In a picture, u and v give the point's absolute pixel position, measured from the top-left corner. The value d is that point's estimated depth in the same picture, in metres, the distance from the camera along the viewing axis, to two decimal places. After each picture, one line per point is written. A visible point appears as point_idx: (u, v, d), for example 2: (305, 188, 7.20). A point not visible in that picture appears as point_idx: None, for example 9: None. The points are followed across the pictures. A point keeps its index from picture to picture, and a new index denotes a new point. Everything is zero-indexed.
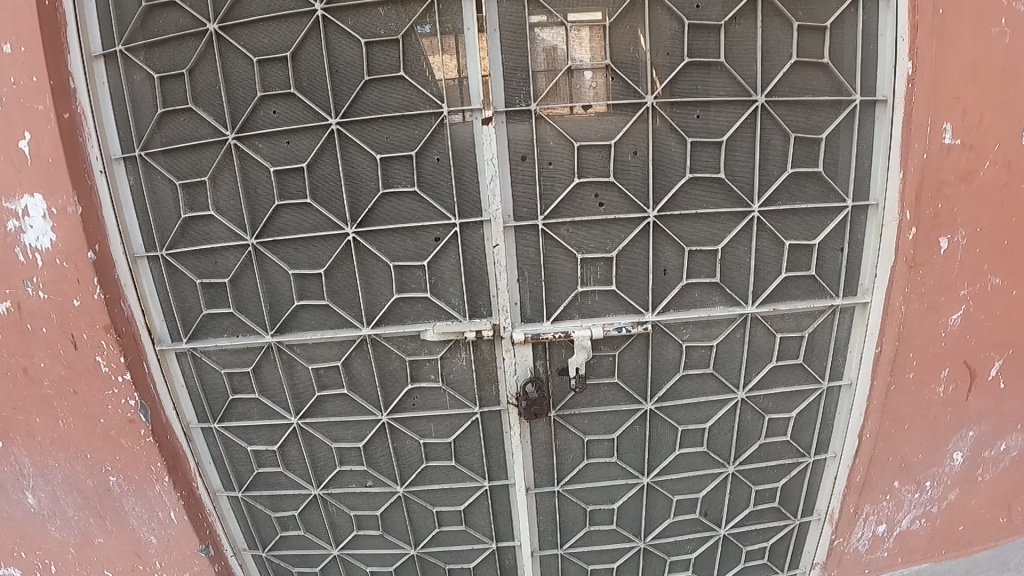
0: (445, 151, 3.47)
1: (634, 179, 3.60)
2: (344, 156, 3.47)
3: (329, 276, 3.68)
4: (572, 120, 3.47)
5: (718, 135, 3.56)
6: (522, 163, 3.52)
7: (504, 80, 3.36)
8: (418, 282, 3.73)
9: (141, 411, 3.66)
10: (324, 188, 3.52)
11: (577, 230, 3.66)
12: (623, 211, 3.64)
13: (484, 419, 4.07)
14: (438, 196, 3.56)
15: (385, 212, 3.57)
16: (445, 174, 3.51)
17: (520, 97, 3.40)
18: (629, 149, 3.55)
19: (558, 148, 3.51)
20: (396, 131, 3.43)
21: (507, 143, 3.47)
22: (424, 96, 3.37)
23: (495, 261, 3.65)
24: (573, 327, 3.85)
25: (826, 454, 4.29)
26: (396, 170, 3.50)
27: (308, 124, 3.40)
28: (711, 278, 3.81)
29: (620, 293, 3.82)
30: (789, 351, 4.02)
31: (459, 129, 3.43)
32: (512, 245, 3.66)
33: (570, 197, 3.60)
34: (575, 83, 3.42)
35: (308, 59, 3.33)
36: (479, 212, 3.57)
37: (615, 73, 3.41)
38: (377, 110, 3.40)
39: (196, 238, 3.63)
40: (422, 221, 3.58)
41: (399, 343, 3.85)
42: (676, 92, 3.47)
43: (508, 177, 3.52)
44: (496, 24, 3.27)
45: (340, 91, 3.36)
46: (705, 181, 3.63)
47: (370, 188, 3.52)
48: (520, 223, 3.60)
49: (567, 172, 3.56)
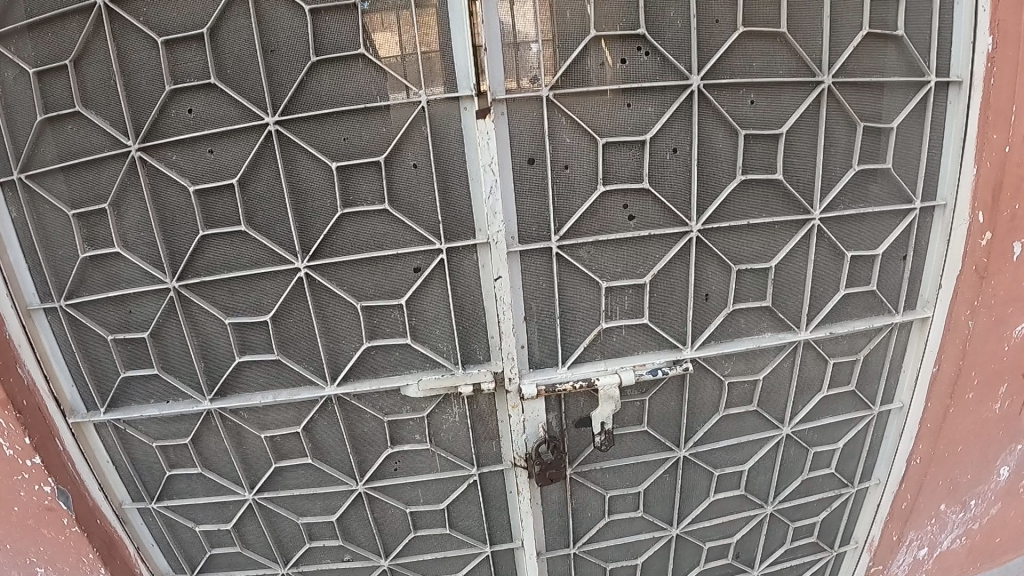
0: (423, 156, 2.78)
1: (672, 185, 2.87)
2: (286, 162, 2.81)
3: (277, 323, 3.34)
4: (591, 109, 2.72)
5: (775, 125, 2.86)
6: (529, 168, 2.77)
7: (504, 56, 2.60)
8: (395, 326, 3.26)
9: (60, 497, 3.55)
10: (260, 210, 2.94)
11: (601, 252, 2.93)
12: (659, 224, 2.92)
13: (482, 478, 3.90)
14: (416, 217, 2.88)
15: (346, 237, 2.94)
16: (424, 188, 2.83)
17: (523, 79, 2.64)
18: (667, 146, 2.82)
19: (576, 149, 2.77)
20: (358, 132, 2.74)
21: (509, 143, 2.70)
22: (390, 82, 2.68)
23: (498, 295, 2.91)
24: (595, 372, 3.15)
25: (869, 481, 4.20)
26: (361, 183, 2.82)
27: (239, 125, 2.79)
28: (761, 301, 3.21)
29: (653, 327, 3.14)
30: (842, 378, 3.81)
31: (444, 124, 2.72)
32: (517, 275, 2.92)
33: (591, 212, 2.86)
34: (599, 58, 2.67)
35: (243, 37, 2.67)
36: (472, 234, 2.89)
37: (650, 47, 2.69)
38: (331, 104, 2.70)
39: (101, 281, 3.35)
40: (398, 248, 2.94)
41: (375, 403, 3.65)
42: (727, 73, 2.76)
43: (512, 187, 2.77)
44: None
45: (277, 77, 2.68)
46: (759, 186, 2.94)
47: (326, 208, 2.88)
48: (527, 247, 2.85)
49: (588, 178, 2.82)
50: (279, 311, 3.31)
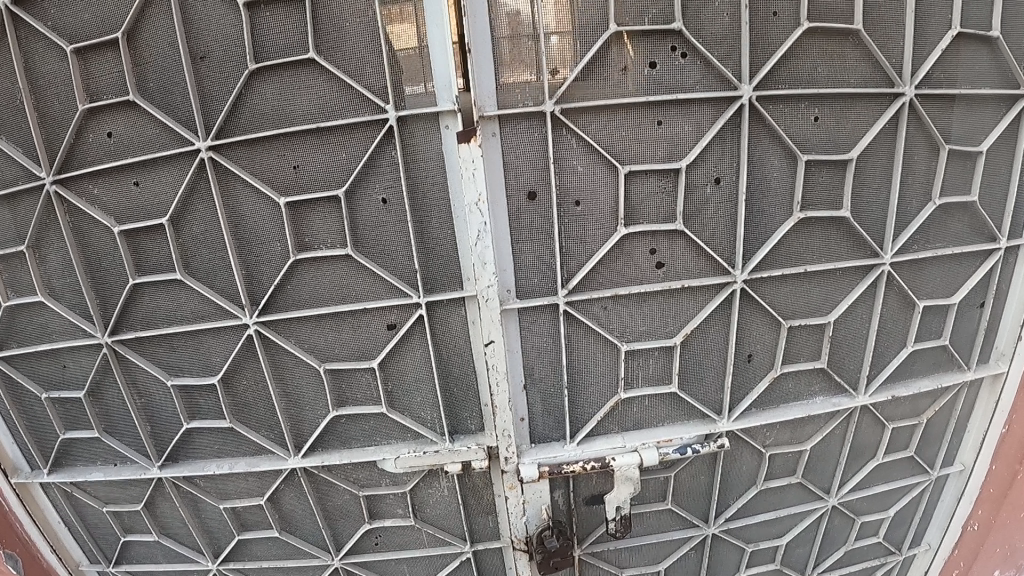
0: (394, 190, 2.22)
1: (711, 225, 2.29)
2: (226, 196, 2.26)
3: (228, 386, 2.79)
4: (609, 128, 2.14)
5: (844, 148, 2.29)
6: (530, 205, 2.19)
7: (495, 57, 2.01)
8: (369, 392, 2.70)
9: (10, 561, 3.19)
10: (200, 255, 2.40)
11: (618, 308, 2.38)
12: (696, 274, 2.35)
13: (477, 555, 3.31)
14: (389, 263, 2.32)
15: (302, 287, 2.39)
16: (396, 228, 2.27)
17: (522, 90, 2.06)
18: (707, 176, 2.25)
19: (590, 180, 2.20)
20: (313, 159, 2.17)
21: (502, 174, 2.13)
22: (351, 95, 2.10)
23: (490, 363, 2.33)
24: (610, 450, 2.57)
25: (920, 548, 3.54)
26: (319, 222, 2.27)
27: (167, 153, 2.22)
28: (816, 362, 2.60)
29: (684, 397, 2.56)
30: (899, 443, 3.21)
31: (419, 147, 2.15)
32: (514, 337, 2.37)
33: (607, 259, 2.30)
34: (621, 61, 2.08)
35: (167, 41, 2.11)
36: (459, 286, 2.32)
37: (687, 46, 2.10)
38: (278, 124, 2.12)
39: (32, 331, 2.96)
40: (370, 302, 2.38)
41: (349, 475, 3.10)
42: (785, 82, 2.17)
43: (507, 228, 2.19)
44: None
45: (210, 91, 2.12)
46: (818, 226, 2.37)
47: (276, 252, 2.33)
48: (527, 303, 2.29)
49: (605, 216, 2.24)
50: (230, 373, 2.75)
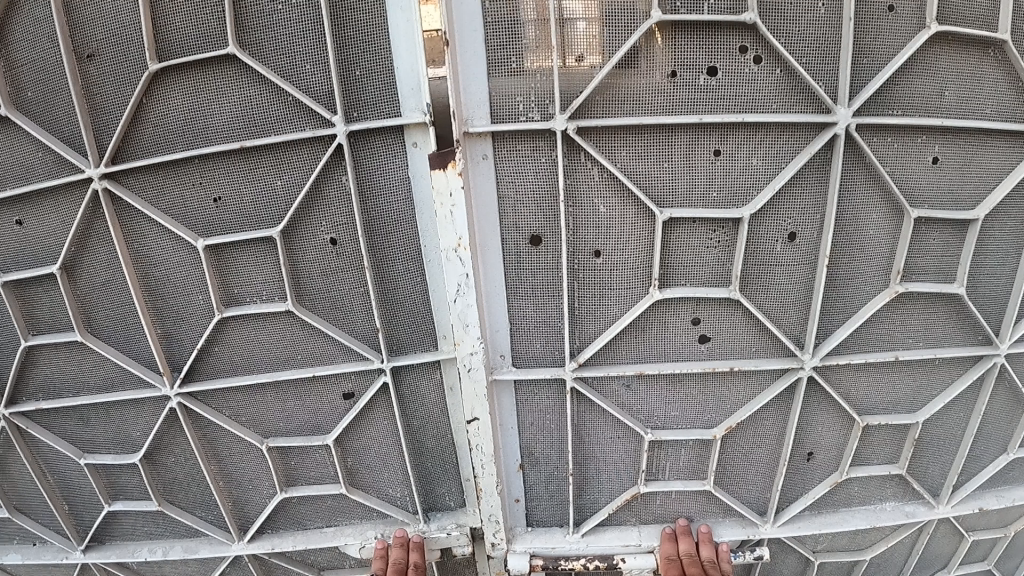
0: (343, 229, 2.02)
1: (772, 293, 2.05)
2: (132, 238, 2.04)
3: (154, 460, 2.42)
4: (639, 154, 1.88)
5: (966, 204, 2.02)
6: (534, 250, 2.00)
7: (491, 60, 1.76)
8: (323, 468, 2.47)
9: None
10: (102, 312, 2.17)
11: (641, 385, 2.22)
12: (749, 346, 2.16)
13: None
14: (341, 320, 2.18)
15: (231, 345, 2.22)
16: (349, 274, 2.09)
17: (524, 100, 1.80)
18: (779, 231, 1.97)
19: (615, 224, 1.97)
20: (236, 191, 1.96)
21: (495, 212, 1.94)
22: (284, 106, 1.87)
23: (476, 443, 2.16)
24: (620, 546, 2.46)
25: None
26: (247, 270, 2.09)
27: (56, 181, 1.94)
28: (891, 466, 2.42)
29: (717, 495, 2.42)
30: (977, 554, 2.90)
31: (374, 182, 1.95)
32: (507, 411, 2.25)
33: (635, 328, 2.13)
34: (666, 65, 1.79)
35: (47, 35, 1.84)
36: (432, 346, 2.21)
37: (763, 47, 1.78)
38: (192, 141, 1.90)
39: None
40: (317, 369, 2.24)
41: (306, 557, 2.70)
42: (898, 106, 1.85)
43: (502, 284, 2.02)
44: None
45: (106, 102, 1.88)
46: (921, 300, 2.11)
47: (198, 307, 2.15)
48: (523, 372, 2.16)
49: (635, 276, 2.05)
50: (154, 449, 2.39)
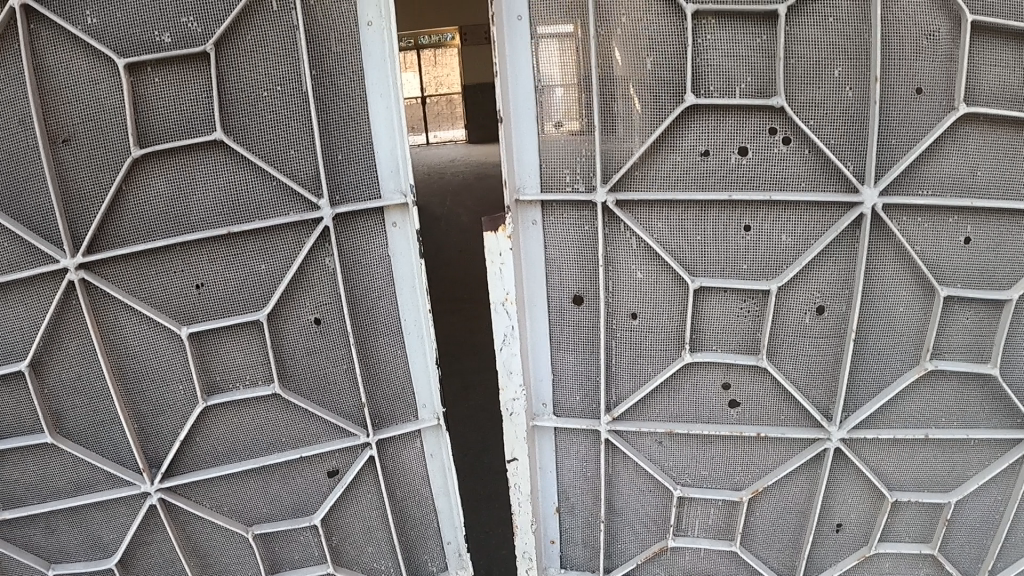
0: (327, 308, 2.11)
1: (799, 362, 2.12)
2: (107, 329, 2.04)
3: (128, 561, 2.30)
4: (676, 227, 2.03)
5: (1004, 284, 2.04)
6: (576, 308, 2.17)
7: (541, 142, 2.01)
8: (309, 551, 2.40)
9: None
10: (72, 412, 2.12)
11: (673, 444, 2.27)
12: (778, 415, 2.19)
13: None
14: (327, 400, 2.21)
15: (212, 434, 2.20)
16: (335, 352, 2.16)
17: (570, 173, 2.03)
18: (806, 304, 2.06)
19: (649, 288, 2.10)
20: (217, 277, 2.03)
21: (542, 273, 2.13)
22: (267, 191, 1.98)
23: (515, 481, 2.33)
24: None
25: None
26: (229, 355, 2.11)
27: (31, 274, 1.94)
28: (923, 545, 2.34)
29: (747, 555, 2.37)
30: None
31: (355, 257, 2.07)
32: (548, 455, 2.36)
33: (666, 387, 2.21)
34: (700, 145, 1.95)
35: (16, 118, 1.86)
36: (414, 416, 2.27)
37: (791, 130, 1.92)
38: (175, 226, 1.97)
39: None
40: (302, 450, 2.24)
41: None
42: (929, 187, 1.94)
43: (547, 336, 2.22)
44: (523, 10, 1.90)
45: (88, 193, 1.92)
46: (953, 378, 2.13)
47: (179, 395, 2.14)
48: (564, 421, 2.30)
49: (667, 337, 2.15)
50: (131, 547, 2.29)
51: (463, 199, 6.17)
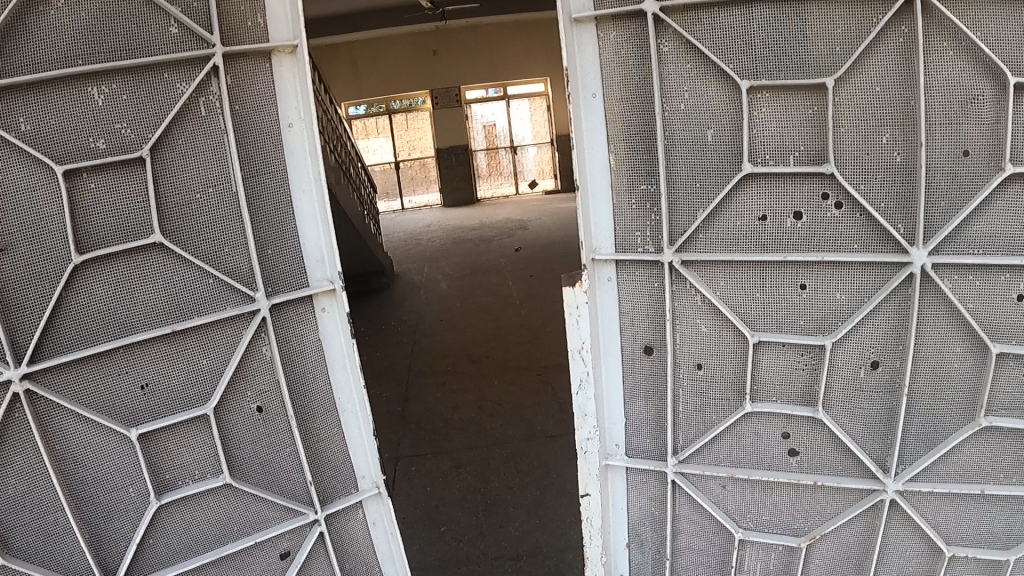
0: (269, 395, 2.14)
1: (857, 415, 2.17)
2: (48, 438, 1.91)
3: None
4: (740, 286, 2.14)
5: None
6: (646, 357, 2.30)
7: (613, 206, 2.19)
8: None
9: None
10: (17, 532, 1.93)
11: (739, 488, 2.33)
12: (840, 465, 2.22)
13: None
14: (277, 484, 2.20)
15: (165, 533, 2.11)
16: (279, 437, 2.18)
17: (642, 234, 2.18)
18: (862, 359, 2.12)
19: (714, 342, 2.22)
20: (163, 374, 2.01)
21: (615, 323, 2.29)
22: (207, 285, 2.01)
23: (586, 516, 2.41)
24: None
25: None
26: (180, 450, 2.07)
27: None
28: None
29: None
30: None
31: (292, 341, 2.14)
32: (619, 494, 2.45)
33: (730, 435, 2.29)
34: (756, 210, 2.06)
35: None
36: (357, 488, 2.32)
37: (843, 195, 2.00)
38: (119, 332, 1.94)
39: None
40: (257, 535, 2.20)
41: None
42: (980, 245, 1.95)
43: (620, 382, 2.36)
44: (596, 88, 2.11)
45: (24, 300, 1.83)
46: (1011, 435, 2.09)
47: (128, 498, 2.04)
48: (633, 461, 2.41)
49: (731, 387, 2.25)
50: None
51: (441, 268, 6.89)
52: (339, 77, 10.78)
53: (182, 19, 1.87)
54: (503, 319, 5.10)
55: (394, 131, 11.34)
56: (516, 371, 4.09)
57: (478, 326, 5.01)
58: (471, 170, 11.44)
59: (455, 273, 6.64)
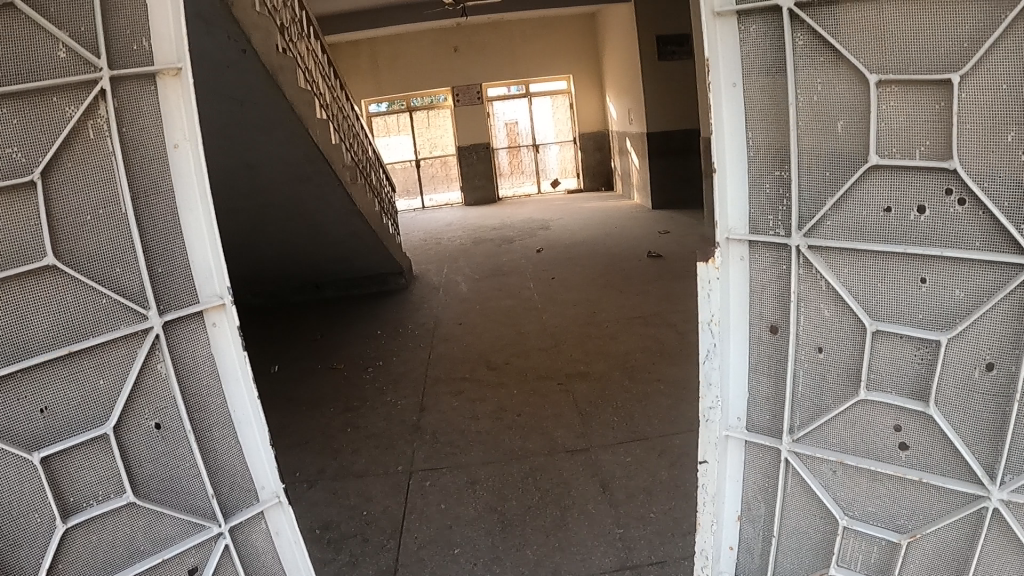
0: (168, 411, 2.08)
1: (969, 418, 1.89)
2: None
3: None
4: (865, 275, 2.01)
5: None
6: (772, 336, 2.26)
7: (751, 190, 2.18)
8: None
9: None
10: None
11: (851, 476, 2.16)
12: (948, 467, 1.96)
13: None
14: (178, 500, 2.12)
15: (71, 561, 1.95)
16: (178, 453, 2.11)
17: (774, 218, 2.15)
18: (975, 357, 1.86)
19: (836, 327, 2.11)
20: (63, 395, 1.89)
21: (746, 300, 2.28)
22: (103, 304, 1.92)
23: (702, 481, 2.43)
24: None
25: None
26: (83, 472, 1.93)
27: None
28: None
29: None
30: None
31: (184, 357, 2.10)
32: (739, 465, 2.41)
33: (844, 421, 2.15)
34: (885, 201, 1.92)
35: None
36: (256, 496, 2.28)
37: (969, 193, 1.77)
38: (13, 356, 1.81)
39: None
40: (164, 553, 2.09)
41: None
42: None
43: (747, 358, 2.33)
44: (738, 78, 2.11)
45: None
46: None
47: (29, 529, 1.87)
48: (753, 436, 2.35)
49: (848, 374, 2.11)
50: None
51: (461, 269, 6.85)
52: (361, 75, 10.84)
53: (72, 44, 1.78)
54: (522, 324, 5.04)
55: (415, 128, 11.43)
56: (539, 380, 4.04)
57: (496, 331, 4.96)
58: (492, 168, 11.41)
59: (474, 275, 6.59)
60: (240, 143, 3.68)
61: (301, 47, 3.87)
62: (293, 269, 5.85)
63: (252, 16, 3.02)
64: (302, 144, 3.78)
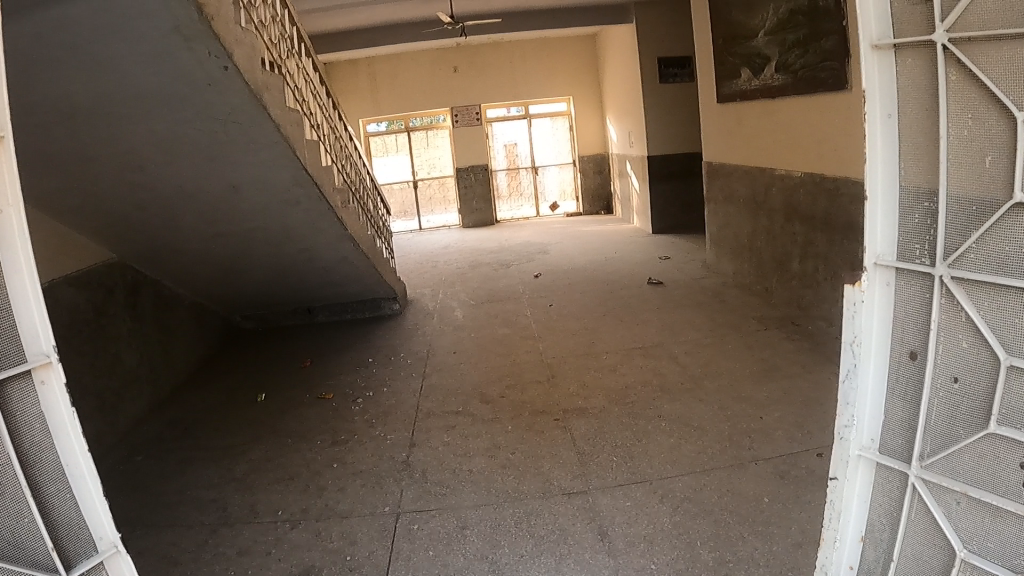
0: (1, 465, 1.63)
1: None
2: None
3: None
4: (1007, 306, 1.63)
5: None
6: (910, 363, 1.89)
7: (899, 222, 1.85)
8: None
9: None
10: None
11: (978, 514, 1.76)
12: None
13: None
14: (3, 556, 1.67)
15: None
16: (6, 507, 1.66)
17: (921, 245, 1.80)
18: None
19: (971, 363, 1.73)
20: None
21: (887, 323, 1.92)
22: None
23: (830, 498, 2.11)
24: None
25: None
26: None
27: None
28: None
29: None
30: None
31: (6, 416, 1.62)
32: (868, 483, 2.04)
33: (974, 457, 1.76)
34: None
35: None
36: (98, 550, 1.82)
37: None
38: None
39: None
40: None
41: None
42: None
43: (884, 385, 1.97)
44: (892, 108, 1.80)
45: None
46: None
47: None
48: (886, 459, 1.98)
49: (981, 409, 1.73)
50: None
51: (456, 294, 6.84)
52: (359, 96, 10.86)
53: None
54: (518, 355, 4.97)
55: (413, 149, 11.44)
56: (534, 416, 3.94)
57: (493, 361, 4.89)
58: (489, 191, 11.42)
59: (470, 301, 6.57)
60: (227, 166, 3.63)
61: (291, 66, 3.85)
62: (288, 292, 5.79)
63: (241, 39, 3.01)
64: (290, 167, 3.74)
